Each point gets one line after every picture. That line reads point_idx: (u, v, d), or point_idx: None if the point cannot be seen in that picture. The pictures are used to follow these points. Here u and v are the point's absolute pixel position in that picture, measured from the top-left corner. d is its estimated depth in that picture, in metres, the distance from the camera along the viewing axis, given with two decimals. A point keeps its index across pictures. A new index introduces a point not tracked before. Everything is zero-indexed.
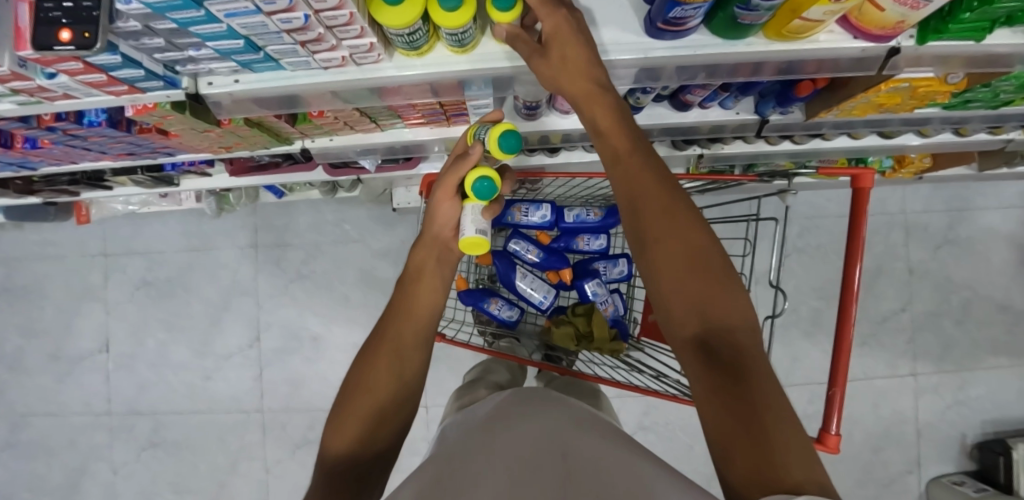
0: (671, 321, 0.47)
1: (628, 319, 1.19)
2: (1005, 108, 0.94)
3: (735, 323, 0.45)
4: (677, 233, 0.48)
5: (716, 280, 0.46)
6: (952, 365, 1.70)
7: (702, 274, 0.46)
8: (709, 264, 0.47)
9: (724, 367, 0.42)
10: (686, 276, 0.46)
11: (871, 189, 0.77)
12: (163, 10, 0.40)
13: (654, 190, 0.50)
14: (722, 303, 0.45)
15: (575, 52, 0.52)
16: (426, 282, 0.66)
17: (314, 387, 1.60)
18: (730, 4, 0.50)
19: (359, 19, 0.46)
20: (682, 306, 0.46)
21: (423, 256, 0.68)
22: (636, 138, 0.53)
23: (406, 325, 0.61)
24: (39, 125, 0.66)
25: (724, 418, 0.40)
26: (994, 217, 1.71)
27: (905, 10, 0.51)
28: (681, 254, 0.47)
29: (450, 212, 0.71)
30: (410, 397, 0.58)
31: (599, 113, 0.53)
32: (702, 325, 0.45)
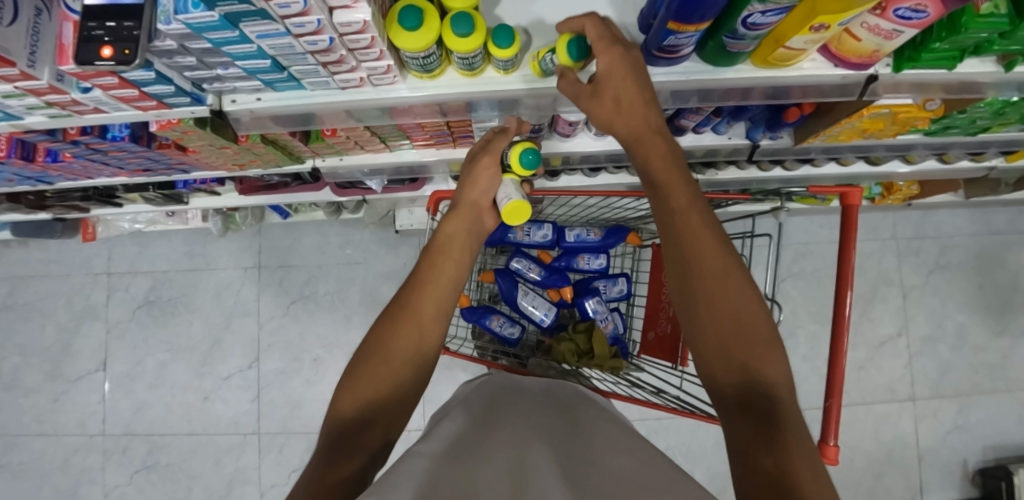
0: (712, 366, 0.48)
1: (627, 338, 1.21)
2: (984, 134, 0.99)
3: (767, 366, 0.45)
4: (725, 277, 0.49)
5: (761, 330, 0.47)
6: (950, 390, 1.70)
7: (746, 322, 0.47)
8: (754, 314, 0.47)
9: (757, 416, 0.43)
10: (723, 313, 0.47)
11: (859, 205, 0.83)
12: (201, 30, 0.44)
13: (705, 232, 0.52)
14: (762, 357, 0.46)
15: (629, 93, 0.55)
16: (453, 254, 0.67)
17: (312, 409, 1.58)
18: (719, 33, 0.54)
19: (378, 43, 0.50)
20: (718, 346, 0.47)
21: (459, 224, 0.70)
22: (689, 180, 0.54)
23: (428, 300, 0.61)
24: (64, 138, 0.70)
25: (755, 459, 0.40)
26: (981, 243, 1.76)
27: (880, 40, 0.55)
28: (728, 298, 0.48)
29: (484, 180, 0.73)
30: (423, 377, 0.59)
31: (646, 150, 0.56)
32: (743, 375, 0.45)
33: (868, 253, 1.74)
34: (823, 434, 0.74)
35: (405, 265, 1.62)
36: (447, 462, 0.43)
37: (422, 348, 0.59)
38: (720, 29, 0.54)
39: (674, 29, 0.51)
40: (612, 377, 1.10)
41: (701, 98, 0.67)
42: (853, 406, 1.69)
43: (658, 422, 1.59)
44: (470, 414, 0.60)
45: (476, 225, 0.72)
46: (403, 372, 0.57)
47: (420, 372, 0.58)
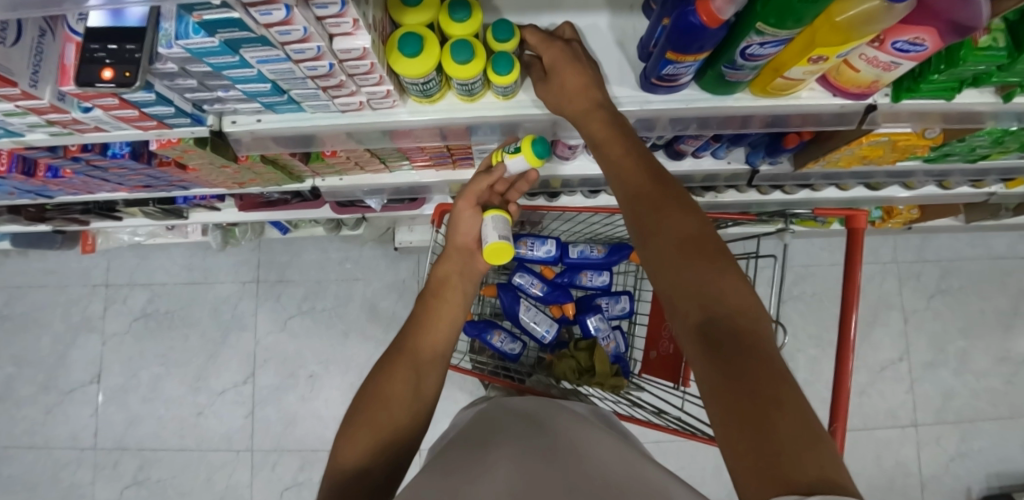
0: (676, 314, 0.44)
1: (628, 358, 1.18)
2: (983, 162, 0.99)
3: (736, 307, 0.41)
4: (673, 228, 0.47)
5: (717, 266, 0.44)
6: (953, 416, 1.67)
7: (702, 263, 0.44)
8: (709, 255, 0.45)
9: (720, 351, 0.38)
10: (686, 264, 0.45)
11: (864, 228, 0.82)
12: (202, 55, 0.44)
13: (650, 189, 0.51)
14: (724, 291, 0.42)
15: (575, 74, 0.56)
16: (448, 297, 0.71)
17: (307, 426, 1.55)
18: (718, 62, 0.55)
19: (378, 68, 0.50)
20: (682, 298, 0.44)
21: (449, 268, 0.74)
22: (634, 147, 0.55)
23: (424, 341, 0.65)
24: (65, 154, 0.70)
25: (724, 401, 0.35)
26: (982, 268, 1.74)
27: (879, 72, 0.56)
28: (680, 245, 0.46)
29: (471, 222, 0.77)
30: (425, 412, 0.59)
31: (595, 127, 0.56)
32: (704, 312, 0.42)
33: (869, 276, 1.73)
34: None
35: (403, 282, 1.61)
36: None
37: (422, 385, 0.60)
38: (719, 58, 0.54)
39: (672, 58, 0.52)
40: (612, 396, 1.09)
41: (700, 126, 0.67)
42: (854, 432, 1.66)
43: (656, 445, 1.56)
44: (468, 444, 0.58)
45: (468, 268, 0.77)
46: (402, 415, 0.57)
47: (422, 406, 0.59)
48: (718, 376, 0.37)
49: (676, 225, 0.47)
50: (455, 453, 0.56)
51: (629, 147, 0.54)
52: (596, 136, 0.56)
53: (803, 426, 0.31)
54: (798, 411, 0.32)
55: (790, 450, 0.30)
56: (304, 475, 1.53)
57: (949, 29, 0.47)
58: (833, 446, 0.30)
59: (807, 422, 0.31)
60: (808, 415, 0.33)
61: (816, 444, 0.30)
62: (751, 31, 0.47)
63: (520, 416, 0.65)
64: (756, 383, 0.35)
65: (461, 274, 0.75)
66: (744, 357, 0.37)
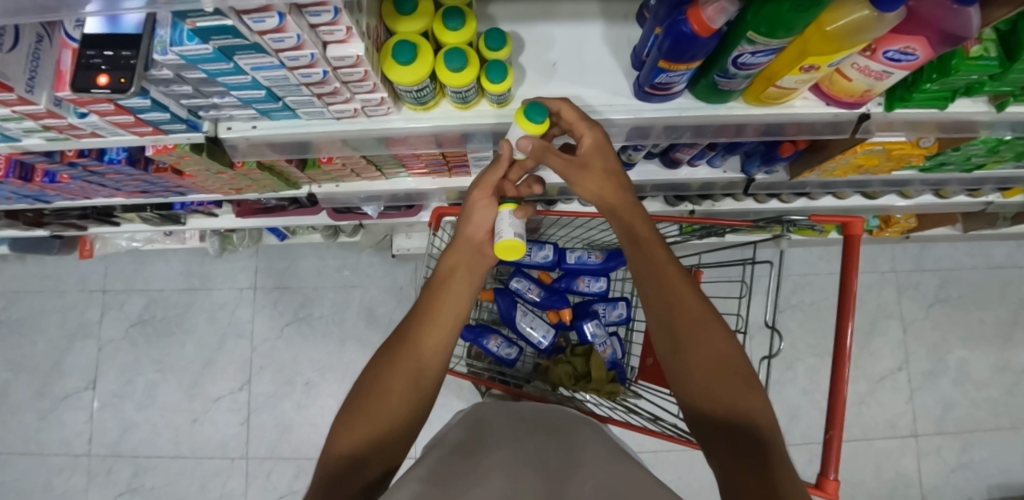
0: (700, 418, 0.48)
1: (625, 364, 1.18)
2: (979, 171, 1.00)
3: (747, 407, 0.45)
4: (698, 332, 0.50)
5: (738, 375, 0.47)
6: (953, 426, 1.66)
7: (723, 372, 0.47)
8: (731, 365, 0.48)
9: (744, 464, 0.42)
10: (703, 365, 0.48)
11: (861, 235, 0.82)
12: (196, 62, 0.45)
13: (673, 286, 0.53)
14: (746, 402, 0.45)
15: (603, 166, 0.59)
16: (454, 287, 0.67)
17: (302, 434, 1.54)
18: (711, 72, 0.55)
19: (372, 76, 0.50)
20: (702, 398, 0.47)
21: (455, 259, 0.71)
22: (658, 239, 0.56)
23: (425, 334, 0.60)
24: (62, 160, 0.70)
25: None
26: (981, 277, 1.74)
27: (871, 81, 0.56)
28: (704, 352, 0.49)
29: (484, 214, 0.75)
30: (425, 407, 0.57)
31: (619, 220, 0.59)
32: (727, 422, 0.45)
33: (867, 285, 1.73)
34: (824, 468, 0.74)
35: (401, 289, 1.61)
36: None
37: (423, 373, 0.57)
38: (712, 68, 0.55)
39: (665, 68, 0.52)
40: (608, 401, 1.07)
41: (695, 134, 0.68)
42: (854, 442, 1.64)
43: (654, 455, 1.54)
44: (468, 446, 0.58)
45: (477, 261, 0.73)
46: (400, 408, 0.54)
47: (421, 401, 0.56)
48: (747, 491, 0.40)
49: (701, 331, 0.50)
50: (451, 455, 0.55)
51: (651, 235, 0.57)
52: (619, 229, 0.59)
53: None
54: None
55: None
56: (299, 484, 1.51)
57: (939, 39, 0.47)
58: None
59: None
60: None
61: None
62: (742, 41, 0.47)
63: (516, 422, 0.65)
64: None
65: (468, 266, 0.71)
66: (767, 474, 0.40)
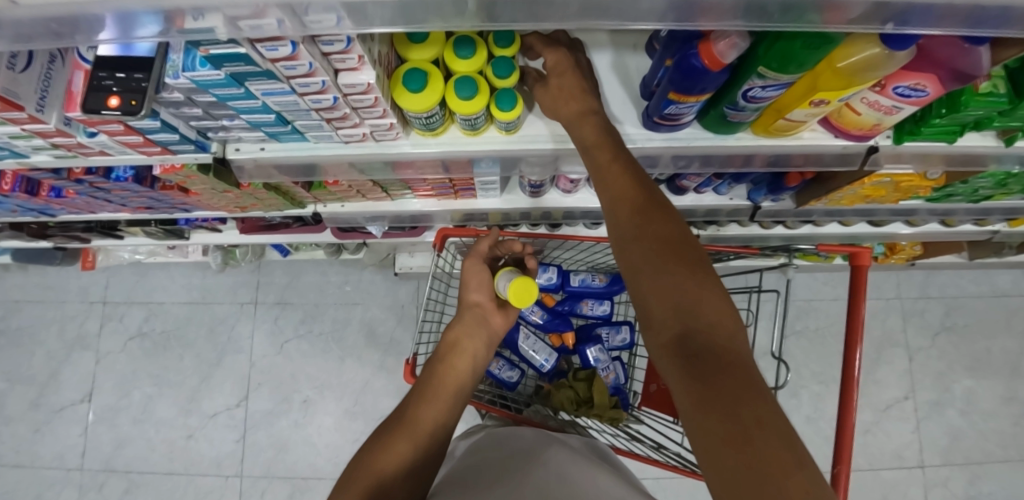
0: (652, 326, 0.43)
1: (628, 389, 1.16)
2: (986, 202, 0.99)
3: (713, 320, 0.41)
4: (656, 236, 0.46)
5: (698, 277, 0.43)
6: (960, 458, 1.62)
7: (678, 269, 0.44)
8: (689, 267, 0.43)
9: (695, 365, 0.38)
10: (665, 271, 0.44)
11: (869, 266, 0.81)
12: (207, 86, 0.45)
13: (632, 193, 0.49)
14: (703, 304, 0.41)
15: (570, 81, 0.56)
16: (455, 365, 0.72)
17: (298, 453, 1.51)
18: (720, 103, 0.55)
19: (382, 102, 0.51)
20: (660, 306, 0.43)
21: (459, 331, 0.75)
22: (620, 149, 0.53)
23: (427, 409, 0.65)
24: (69, 177, 0.70)
25: (704, 416, 0.35)
26: (986, 306, 1.72)
27: (881, 115, 0.56)
28: (660, 249, 0.45)
29: (482, 279, 0.80)
30: (433, 462, 0.60)
31: (587, 128, 0.54)
32: (681, 324, 0.41)
33: (873, 312, 1.71)
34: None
35: (402, 307, 1.60)
36: None
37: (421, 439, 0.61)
38: (721, 99, 0.55)
39: (676, 99, 0.52)
40: (611, 428, 1.05)
41: (702, 164, 0.67)
42: (860, 472, 1.60)
43: (655, 482, 1.50)
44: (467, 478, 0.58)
45: (485, 328, 0.78)
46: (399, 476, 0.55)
47: (425, 459, 0.59)
48: (695, 397, 0.36)
49: (660, 234, 0.46)
50: (451, 494, 0.55)
51: (617, 150, 0.52)
52: (586, 138, 0.54)
53: (778, 444, 0.32)
54: (777, 438, 0.32)
55: (771, 472, 0.30)
56: None
57: (950, 76, 0.48)
58: (808, 463, 0.31)
59: (785, 441, 0.32)
60: (788, 435, 0.33)
61: (795, 470, 0.30)
62: (753, 74, 0.47)
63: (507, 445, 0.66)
64: (736, 401, 0.34)
65: (473, 341, 0.75)
66: (721, 375, 0.36)
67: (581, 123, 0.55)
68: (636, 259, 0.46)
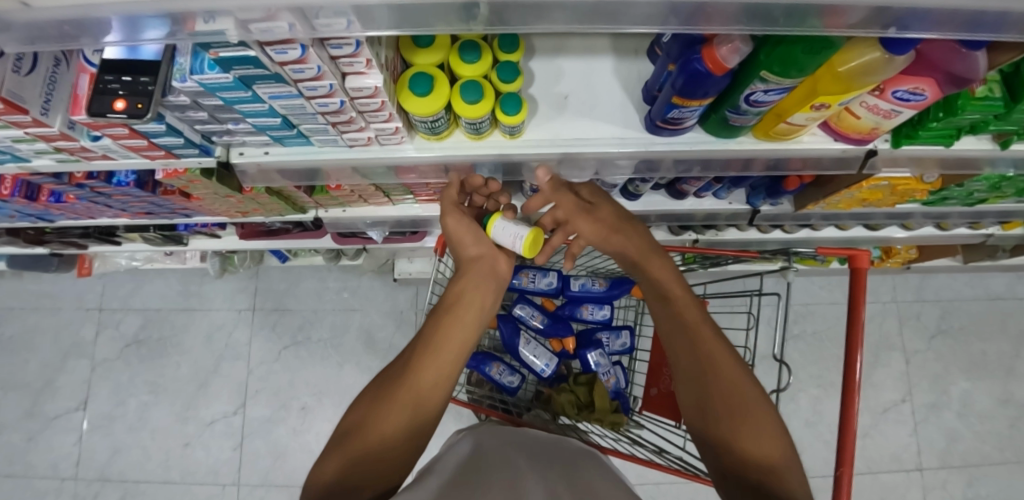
0: (719, 450, 0.51)
1: (629, 394, 1.16)
2: (980, 205, 1.00)
3: (769, 450, 0.49)
4: (722, 369, 0.54)
5: (759, 411, 0.51)
6: (957, 460, 1.63)
7: (736, 399, 0.52)
8: (750, 400, 0.52)
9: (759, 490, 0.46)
10: (722, 401, 0.53)
11: (868, 269, 0.82)
12: (215, 90, 0.45)
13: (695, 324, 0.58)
14: (759, 435, 0.50)
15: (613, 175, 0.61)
16: (460, 314, 0.63)
17: (296, 460, 1.49)
18: (722, 107, 0.56)
19: (388, 106, 0.51)
20: (722, 432, 0.51)
21: (464, 283, 0.68)
22: (682, 285, 0.64)
23: (429, 362, 0.56)
24: (70, 181, 0.70)
25: None
26: (981, 309, 1.74)
27: (879, 119, 0.57)
28: (717, 380, 0.54)
29: (470, 230, 0.71)
30: (429, 420, 0.54)
31: (656, 270, 0.66)
32: (744, 457, 0.49)
33: (870, 315, 1.72)
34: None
35: (401, 312, 1.59)
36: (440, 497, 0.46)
37: (423, 400, 0.54)
38: (723, 103, 0.55)
39: (678, 103, 0.53)
40: (612, 433, 1.04)
41: (703, 168, 0.68)
42: (859, 475, 1.60)
43: (656, 487, 1.50)
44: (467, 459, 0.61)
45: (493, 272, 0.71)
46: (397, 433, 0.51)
47: (422, 420, 0.53)
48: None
49: (726, 369, 0.54)
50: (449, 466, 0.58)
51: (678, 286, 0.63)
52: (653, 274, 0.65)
53: None
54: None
55: None
56: None
57: (947, 80, 0.49)
58: None
59: None
60: None
61: None
62: (755, 79, 0.48)
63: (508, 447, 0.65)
64: None
65: (478, 295, 0.67)
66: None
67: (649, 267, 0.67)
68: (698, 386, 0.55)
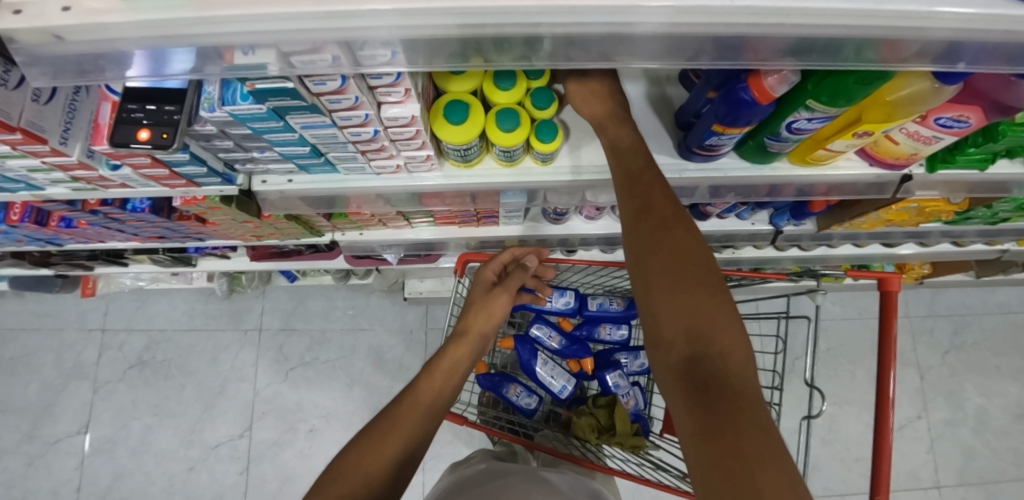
0: (660, 345, 0.41)
1: (648, 416, 1.13)
2: (1001, 223, 0.99)
3: (727, 347, 0.39)
4: (674, 243, 0.43)
5: (717, 304, 0.41)
6: (976, 477, 1.60)
7: (697, 284, 0.41)
8: (705, 285, 0.41)
9: (702, 394, 0.36)
10: (682, 286, 0.41)
11: (899, 291, 0.80)
12: (246, 120, 0.43)
13: (659, 202, 0.46)
14: (716, 326, 0.39)
15: (600, 85, 0.56)
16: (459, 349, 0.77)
17: (302, 485, 1.45)
18: (760, 134, 0.55)
19: (422, 134, 0.50)
20: (672, 323, 0.41)
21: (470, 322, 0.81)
22: (650, 159, 0.51)
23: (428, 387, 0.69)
24: (84, 208, 0.68)
25: (700, 445, 0.34)
26: (993, 323, 1.72)
27: (919, 145, 0.55)
28: (680, 263, 0.42)
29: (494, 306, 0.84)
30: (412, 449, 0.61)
31: (619, 133, 0.53)
32: (692, 348, 0.39)
33: None
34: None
35: (410, 331, 1.56)
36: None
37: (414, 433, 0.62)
38: (761, 130, 0.54)
39: (717, 130, 0.51)
40: (634, 457, 1.01)
41: (735, 193, 0.67)
42: None
43: None
44: (477, 473, 0.77)
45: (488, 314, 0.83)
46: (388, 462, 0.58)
47: (409, 452, 0.60)
48: (696, 427, 0.35)
49: (683, 255, 0.43)
50: (467, 474, 0.78)
51: (646, 156, 0.51)
52: (618, 142, 0.52)
53: (775, 473, 0.31)
54: (775, 466, 0.31)
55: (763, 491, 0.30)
56: None
57: (992, 107, 0.47)
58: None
59: (782, 476, 0.31)
60: (783, 465, 0.32)
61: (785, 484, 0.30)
62: (799, 107, 0.47)
63: (497, 479, 0.73)
64: (737, 428, 0.33)
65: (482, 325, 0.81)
66: (727, 405, 0.35)
67: (611, 127, 0.53)
68: (655, 272, 0.43)
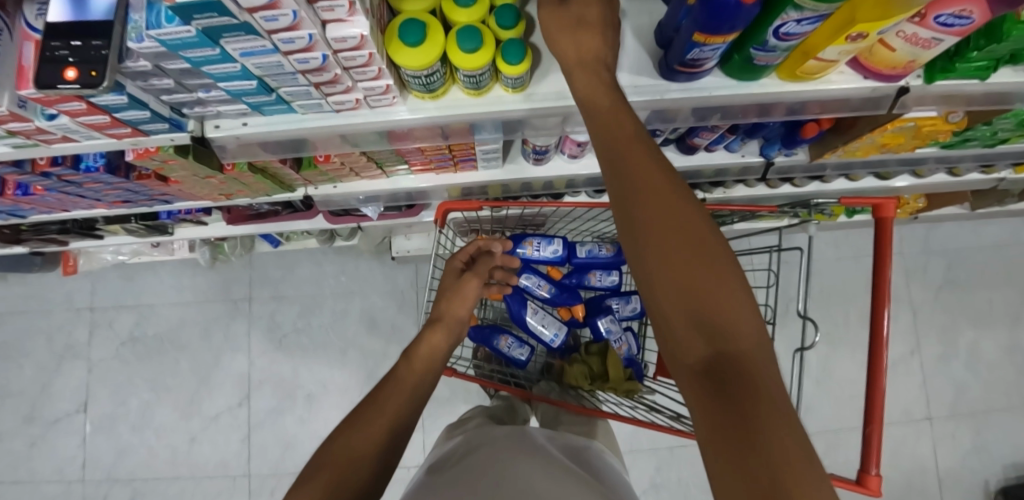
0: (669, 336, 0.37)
1: (640, 360, 1.13)
2: (1001, 146, 0.96)
3: (743, 339, 0.34)
4: (672, 222, 0.39)
5: (725, 291, 0.36)
6: (965, 409, 1.65)
7: (700, 266, 0.37)
8: (710, 268, 0.37)
9: (722, 390, 0.32)
10: (686, 271, 0.37)
11: (893, 218, 0.77)
12: (176, 48, 0.39)
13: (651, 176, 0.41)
14: (727, 315, 0.35)
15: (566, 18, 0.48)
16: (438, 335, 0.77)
17: (303, 449, 1.48)
18: (747, 45, 0.51)
19: (377, 60, 0.45)
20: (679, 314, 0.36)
21: (445, 309, 0.83)
22: (632, 123, 0.45)
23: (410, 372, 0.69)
24: (33, 170, 0.64)
25: (721, 448, 0.29)
26: (987, 257, 1.72)
27: (917, 51, 0.51)
28: (681, 244, 0.38)
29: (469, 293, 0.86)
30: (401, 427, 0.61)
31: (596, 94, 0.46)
32: (703, 339, 0.35)
33: None
34: (865, 463, 0.70)
35: (402, 292, 1.55)
36: (447, 461, 0.70)
37: (398, 416, 0.62)
38: (748, 40, 0.50)
39: (699, 41, 0.47)
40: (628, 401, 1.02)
41: (720, 116, 0.64)
42: None
43: (669, 452, 1.51)
44: (491, 438, 0.76)
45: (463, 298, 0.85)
46: (374, 444, 0.57)
47: (392, 435, 0.59)
48: (717, 427, 0.30)
49: (680, 235, 0.38)
50: (490, 432, 0.79)
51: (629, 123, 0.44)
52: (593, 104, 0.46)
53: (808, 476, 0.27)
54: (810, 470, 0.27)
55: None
56: None
57: None
58: None
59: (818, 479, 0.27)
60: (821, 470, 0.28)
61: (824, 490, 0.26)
62: (787, 7, 0.42)
63: (507, 443, 0.72)
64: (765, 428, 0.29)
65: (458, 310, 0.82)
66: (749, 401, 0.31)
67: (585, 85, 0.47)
68: (652, 257, 0.38)
